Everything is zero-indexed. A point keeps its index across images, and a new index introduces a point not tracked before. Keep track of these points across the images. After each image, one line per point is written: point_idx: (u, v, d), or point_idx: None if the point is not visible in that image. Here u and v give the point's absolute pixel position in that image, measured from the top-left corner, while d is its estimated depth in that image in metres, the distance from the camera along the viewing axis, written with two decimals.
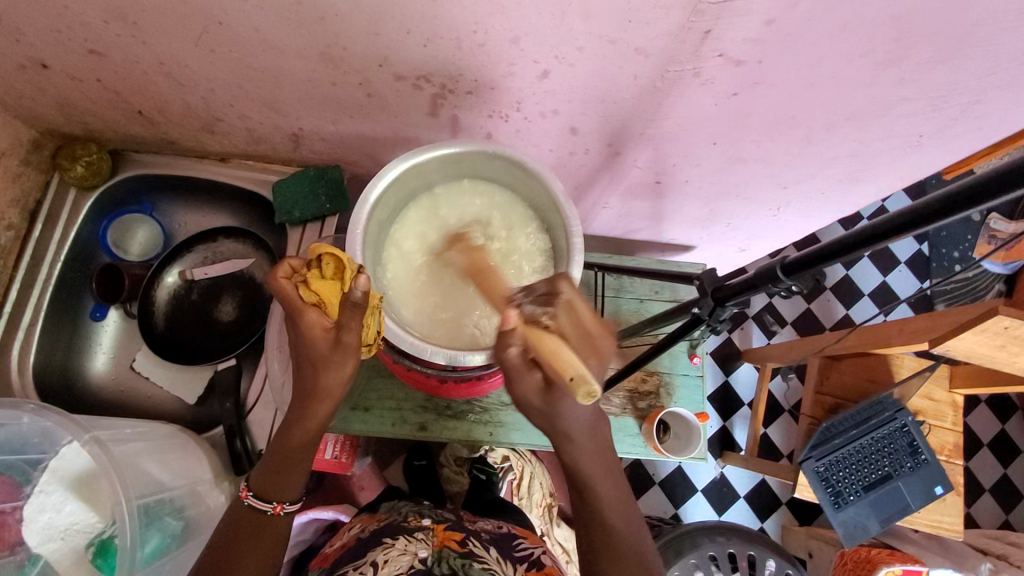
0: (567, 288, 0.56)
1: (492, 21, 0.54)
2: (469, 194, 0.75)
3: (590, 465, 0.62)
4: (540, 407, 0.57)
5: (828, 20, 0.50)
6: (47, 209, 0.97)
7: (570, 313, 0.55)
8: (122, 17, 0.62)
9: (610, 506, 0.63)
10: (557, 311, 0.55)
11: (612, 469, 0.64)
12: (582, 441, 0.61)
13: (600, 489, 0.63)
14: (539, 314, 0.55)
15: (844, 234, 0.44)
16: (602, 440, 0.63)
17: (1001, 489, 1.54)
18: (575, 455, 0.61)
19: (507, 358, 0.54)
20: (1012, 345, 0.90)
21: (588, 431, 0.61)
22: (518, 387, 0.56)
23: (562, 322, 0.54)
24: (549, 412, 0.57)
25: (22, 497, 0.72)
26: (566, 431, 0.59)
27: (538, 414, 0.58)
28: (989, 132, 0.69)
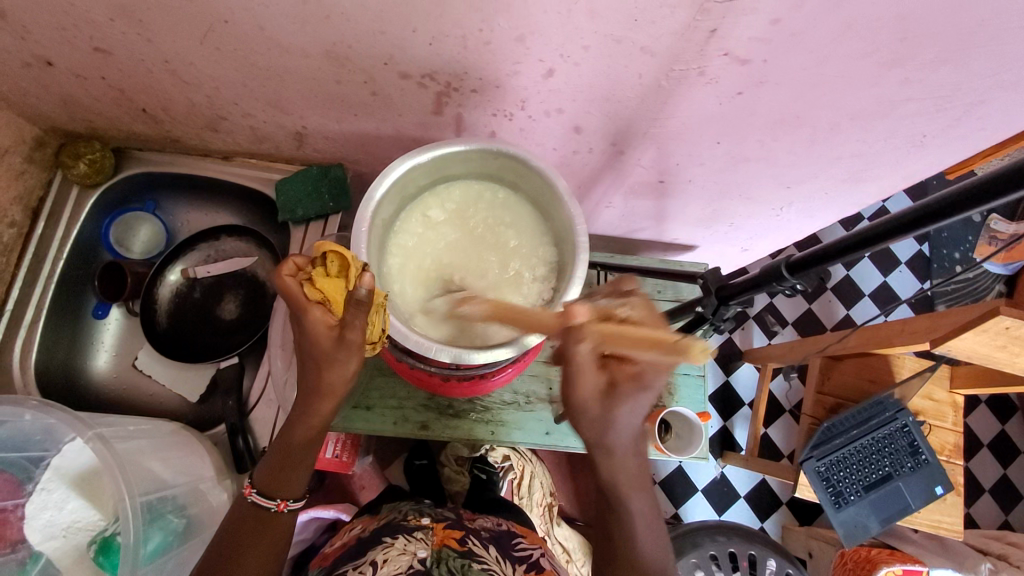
0: (635, 287, 0.58)
1: (498, 20, 0.54)
2: (473, 196, 0.75)
3: (624, 482, 0.62)
4: (595, 414, 0.59)
5: (835, 19, 0.50)
6: (49, 207, 0.97)
7: (644, 305, 0.56)
8: (128, 15, 0.62)
9: (642, 529, 0.63)
10: (631, 303, 0.56)
11: (647, 487, 0.64)
12: (622, 458, 0.62)
13: (630, 504, 0.63)
14: (613, 306, 0.56)
15: (849, 233, 0.44)
16: (643, 459, 0.63)
17: (1001, 489, 1.55)
18: (611, 469, 0.62)
19: (577, 355, 0.56)
20: (1013, 346, 0.91)
21: (630, 447, 0.62)
22: (581, 387, 0.58)
23: (639, 313, 0.55)
24: (604, 418, 0.59)
25: (24, 494, 0.72)
26: (610, 444, 0.60)
27: (592, 420, 0.60)
28: (993, 132, 0.69)
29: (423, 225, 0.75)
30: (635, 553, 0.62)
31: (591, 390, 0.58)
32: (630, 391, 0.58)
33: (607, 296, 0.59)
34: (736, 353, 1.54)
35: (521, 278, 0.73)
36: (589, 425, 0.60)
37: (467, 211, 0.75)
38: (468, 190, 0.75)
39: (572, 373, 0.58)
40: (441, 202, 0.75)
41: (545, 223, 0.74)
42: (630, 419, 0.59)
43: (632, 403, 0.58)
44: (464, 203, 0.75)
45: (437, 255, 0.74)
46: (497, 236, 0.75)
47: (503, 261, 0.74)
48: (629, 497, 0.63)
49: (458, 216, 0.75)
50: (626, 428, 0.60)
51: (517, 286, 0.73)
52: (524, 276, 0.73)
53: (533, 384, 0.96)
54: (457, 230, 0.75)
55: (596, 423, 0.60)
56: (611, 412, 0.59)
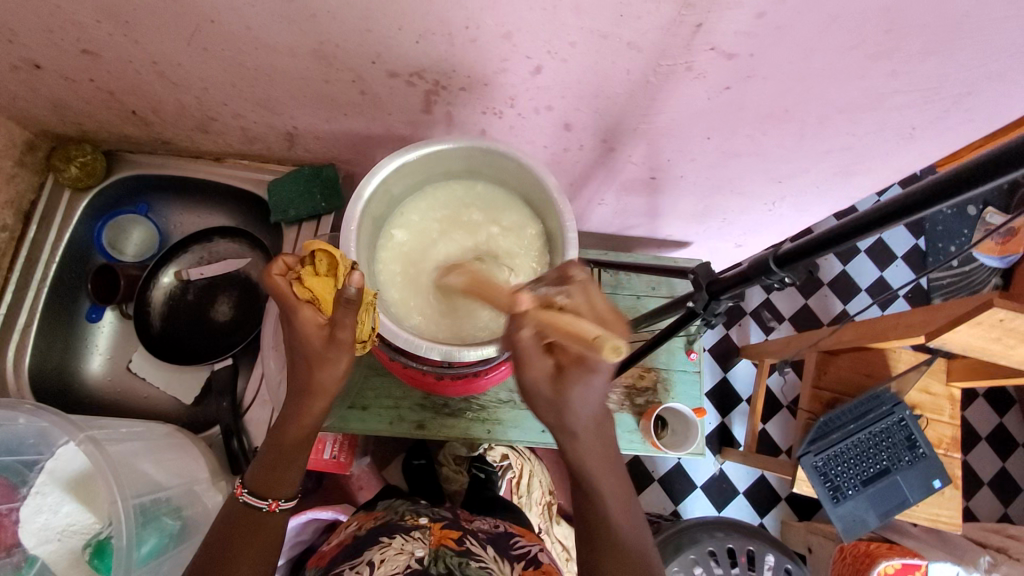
0: (580, 273, 0.55)
1: (483, 16, 0.54)
2: (446, 194, 0.75)
3: (592, 463, 0.62)
4: (549, 397, 0.57)
5: (821, 13, 0.50)
6: (41, 211, 0.96)
7: (585, 292, 0.52)
8: (114, 16, 0.62)
9: (615, 511, 0.63)
10: (571, 291, 0.52)
11: (616, 468, 0.64)
12: (587, 441, 0.61)
13: (602, 487, 0.63)
14: (553, 295, 0.53)
15: (836, 225, 0.44)
16: (607, 437, 0.63)
17: (1000, 482, 1.55)
18: (577, 451, 0.62)
19: (520, 339, 0.53)
20: (1007, 338, 0.91)
21: (593, 428, 0.61)
22: (530, 369, 0.56)
23: (576, 300, 0.51)
24: (558, 402, 0.57)
25: (19, 498, 0.71)
26: (573, 428, 0.59)
27: (547, 405, 0.58)
28: (983, 124, 0.69)
29: (400, 237, 0.74)
30: (615, 533, 0.62)
31: (538, 373, 0.56)
32: (578, 373, 0.55)
33: (548, 283, 0.56)
34: (734, 349, 1.53)
35: (513, 259, 0.73)
36: (546, 409, 0.59)
37: (443, 211, 0.75)
38: (440, 189, 0.75)
39: (522, 356, 0.55)
40: (417, 212, 0.75)
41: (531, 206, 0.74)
42: (584, 401, 0.57)
43: (586, 385, 0.56)
44: (438, 207, 0.75)
45: (423, 259, 0.73)
46: (482, 225, 0.75)
47: (494, 247, 0.74)
48: (598, 479, 0.62)
49: (436, 219, 0.75)
50: (584, 411, 0.58)
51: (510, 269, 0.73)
52: (518, 257, 0.74)
53: None
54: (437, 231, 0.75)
55: (552, 405, 0.58)
56: (564, 395, 0.57)
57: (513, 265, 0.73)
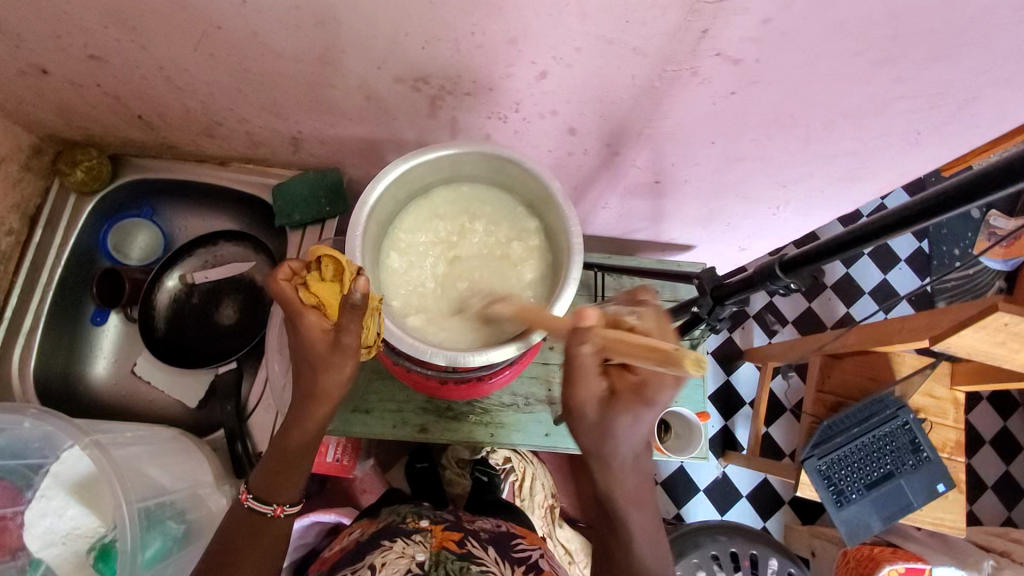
0: (648, 296, 0.59)
1: (489, 23, 0.54)
2: (437, 207, 0.75)
3: (623, 495, 0.62)
4: (595, 421, 0.59)
5: (827, 18, 0.50)
6: (47, 214, 0.97)
7: (656, 317, 0.55)
8: (122, 22, 0.62)
9: (640, 539, 0.63)
10: (642, 312, 0.56)
11: (646, 499, 0.64)
12: (622, 473, 0.61)
13: (629, 517, 0.62)
14: (622, 313, 0.56)
15: (844, 231, 0.44)
16: (642, 470, 0.63)
17: (1004, 486, 1.54)
18: (610, 484, 0.62)
19: (579, 356, 0.55)
20: (1013, 342, 0.91)
21: (630, 461, 0.61)
22: (580, 391, 0.58)
23: (648, 322, 0.55)
24: (602, 427, 0.59)
25: (24, 501, 0.71)
26: (608, 457, 0.60)
27: (590, 429, 0.60)
28: (988, 128, 0.69)
29: (397, 259, 0.73)
30: (634, 560, 0.62)
31: (587, 396, 0.58)
32: (630, 404, 0.57)
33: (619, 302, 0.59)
34: (737, 352, 1.53)
35: (517, 258, 0.74)
36: (586, 434, 0.61)
37: (437, 226, 0.75)
38: (430, 203, 0.75)
39: (577, 377, 0.58)
40: (412, 233, 0.74)
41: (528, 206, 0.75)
42: (630, 433, 0.59)
43: (634, 418, 0.58)
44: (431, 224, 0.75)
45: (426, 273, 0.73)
46: (480, 230, 0.75)
47: (497, 248, 0.74)
48: (627, 509, 0.62)
49: (431, 234, 0.75)
50: (626, 444, 0.60)
51: (515, 267, 0.74)
52: (524, 253, 0.74)
53: (532, 386, 0.96)
54: (434, 244, 0.74)
55: (595, 429, 0.60)
56: (609, 422, 0.58)
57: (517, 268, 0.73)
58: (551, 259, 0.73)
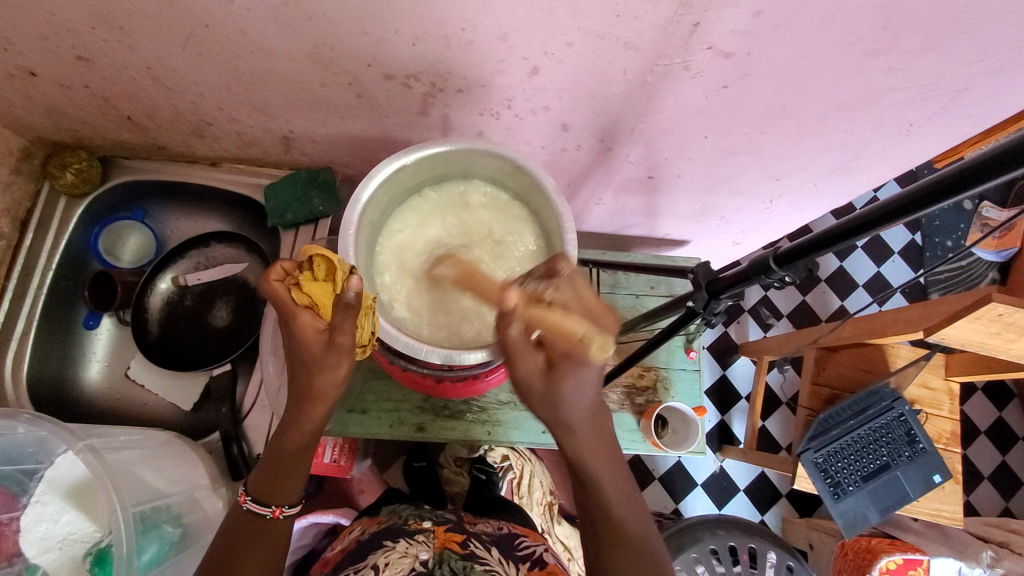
0: (567, 266, 0.55)
1: (480, 18, 0.54)
2: (426, 210, 0.75)
3: (591, 455, 0.62)
4: (541, 391, 0.59)
5: (817, 11, 0.50)
6: (37, 218, 0.96)
7: (575, 289, 0.53)
8: (109, 22, 0.62)
9: (618, 502, 0.62)
10: (559, 285, 0.53)
11: (614, 458, 0.64)
12: (583, 433, 0.62)
13: (600, 477, 0.62)
14: (541, 289, 0.53)
15: (835, 224, 0.44)
16: (605, 428, 0.64)
17: (1000, 475, 1.55)
18: (575, 444, 0.62)
19: (508, 336, 0.55)
20: (1007, 332, 0.91)
21: (589, 418, 0.62)
22: (520, 365, 0.57)
23: (566, 294, 0.53)
24: (551, 395, 0.59)
25: (20, 507, 0.70)
26: (567, 420, 0.60)
27: (540, 398, 0.60)
28: (980, 119, 0.69)
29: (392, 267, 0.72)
30: (617, 526, 0.61)
31: (530, 369, 0.58)
32: (568, 368, 0.57)
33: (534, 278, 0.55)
34: (733, 346, 1.54)
35: (512, 253, 0.74)
36: (541, 404, 0.60)
37: (426, 229, 0.74)
38: (418, 207, 0.75)
39: (512, 352, 0.57)
40: (404, 241, 0.74)
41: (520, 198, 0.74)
42: (577, 392, 0.59)
43: (578, 377, 0.58)
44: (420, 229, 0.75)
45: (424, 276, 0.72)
46: (474, 226, 0.75)
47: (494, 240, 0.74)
48: (598, 469, 0.62)
49: (424, 238, 0.74)
50: (580, 402, 0.60)
51: (511, 259, 0.74)
52: (520, 244, 0.74)
53: None
54: (428, 246, 0.74)
55: (545, 399, 0.60)
56: (556, 389, 0.58)
57: (511, 265, 0.73)
58: (545, 256, 0.73)
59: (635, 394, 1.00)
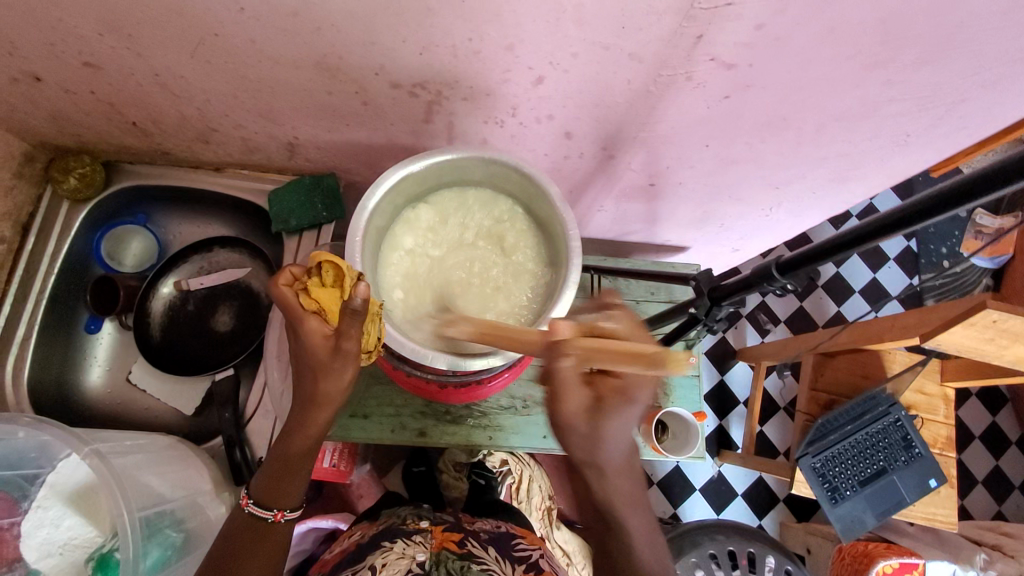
0: (617, 300, 0.58)
1: (487, 29, 0.55)
2: (422, 241, 0.75)
3: (617, 496, 0.62)
4: (584, 431, 0.58)
5: (818, 25, 0.51)
6: (39, 222, 0.96)
7: (629, 320, 0.56)
8: (118, 29, 0.62)
9: (638, 537, 0.62)
10: (613, 315, 0.56)
11: (641, 500, 0.63)
12: (613, 475, 0.61)
13: (626, 518, 0.62)
14: (597, 320, 0.56)
15: (835, 235, 0.45)
16: (634, 472, 0.63)
17: (994, 480, 1.57)
18: (604, 489, 0.61)
19: (558, 368, 0.55)
20: (1001, 338, 0.92)
21: (622, 462, 0.61)
22: (568, 401, 0.57)
23: (621, 325, 0.55)
24: (594, 434, 0.58)
25: (21, 512, 0.71)
26: (603, 461, 0.59)
27: (581, 438, 0.58)
28: (976, 130, 0.70)
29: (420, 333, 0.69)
30: (635, 563, 0.62)
31: (575, 405, 0.57)
32: (616, 405, 0.57)
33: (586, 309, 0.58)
34: (730, 352, 1.55)
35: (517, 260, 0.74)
36: (579, 445, 0.59)
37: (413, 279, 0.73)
38: (409, 243, 0.75)
39: (560, 386, 0.56)
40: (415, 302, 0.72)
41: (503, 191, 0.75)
42: (619, 435, 0.58)
43: (623, 417, 0.57)
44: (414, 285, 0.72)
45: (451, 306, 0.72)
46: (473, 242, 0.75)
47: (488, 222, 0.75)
48: (621, 510, 0.62)
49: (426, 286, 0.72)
50: (618, 445, 0.59)
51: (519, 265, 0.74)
52: (524, 243, 0.75)
53: (530, 389, 0.96)
54: (432, 285, 0.73)
55: (586, 439, 0.58)
56: (601, 428, 0.57)
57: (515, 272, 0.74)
58: (549, 264, 0.74)
59: None
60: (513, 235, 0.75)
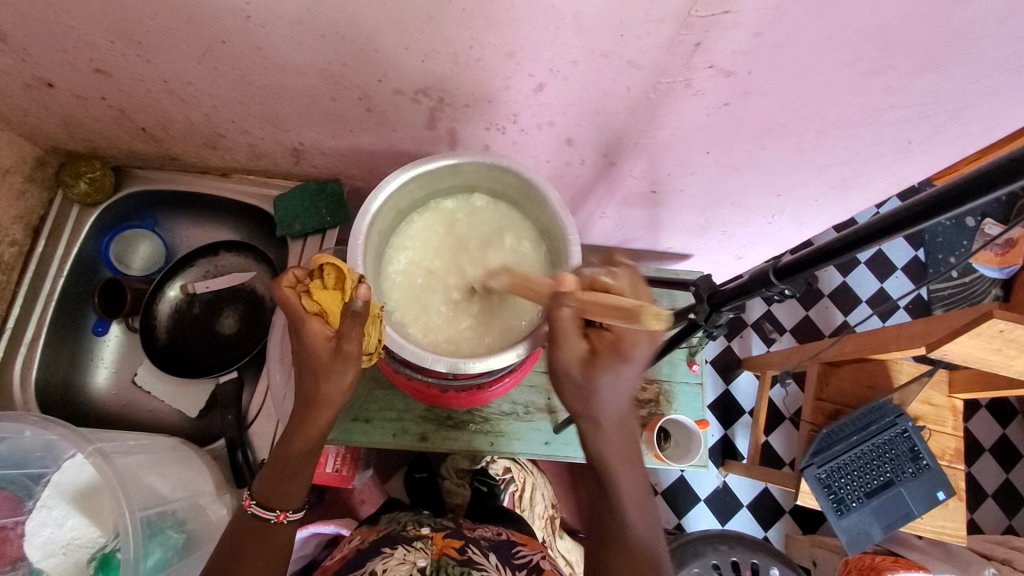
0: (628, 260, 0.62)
1: (487, 37, 0.56)
2: (424, 244, 0.76)
3: (614, 455, 0.62)
4: (577, 380, 0.60)
5: (816, 32, 0.52)
6: (50, 224, 0.98)
7: (630, 277, 0.59)
8: (128, 37, 0.64)
9: (627, 498, 0.62)
10: (617, 273, 0.60)
11: (635, 467, 0.63)
12: (609, 431, 0.62)
13: (620, 481, 0.62)
14: (599, 275, 0.60)
15: (837, 237, 0.44)
16: (632, 433, 0.63)
17: (1004, 494, 1.54)
18: (599, 442, 0.62)
19: (559, 317, 0.58)
20: (1008, 348, 0.91)
21: (620, 420, 0.62)
22: (565, 348, 0.60)
23: (622, 282, 0.59)
24: (586, 387, 0.60)
25: (24, 511, 0.71)
26: (597, 412, 0.61)
27: (575, 389, 0.61)
28: (978, 136, 0.70)
29: (504, 297, 0.73)
30: (625, 532, 0.60)
31: (570, 355, 0.60)
32: (610, 360, 0.59)
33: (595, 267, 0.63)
34: (735, 361, 1.54)
35: (517, 263, 0.75)
36: (574, 395, 0.61)
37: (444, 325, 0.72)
38: (411, 246, 0.76)
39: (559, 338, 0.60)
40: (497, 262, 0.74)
41: (499, 194, 0.76)
42: (614, 390, 0.60)
43: (615, 374, 0.59)
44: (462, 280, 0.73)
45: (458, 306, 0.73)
46: (474, 245, 0.76)
47: (442, 214, 0.76)
48: (618, 471, 0.62)
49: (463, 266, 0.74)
50: (615, 399, 0.61)
51: (518, 268, 0.75)
52: (524, 248, 0.75)
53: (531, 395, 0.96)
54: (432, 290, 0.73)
55: (580, 391, 0.60)
56: (593, 379, 0.59)
57: (515, 275, 0.75)
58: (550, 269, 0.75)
59: (637, 406, 1.01)
60: (506, 228, 0.76)
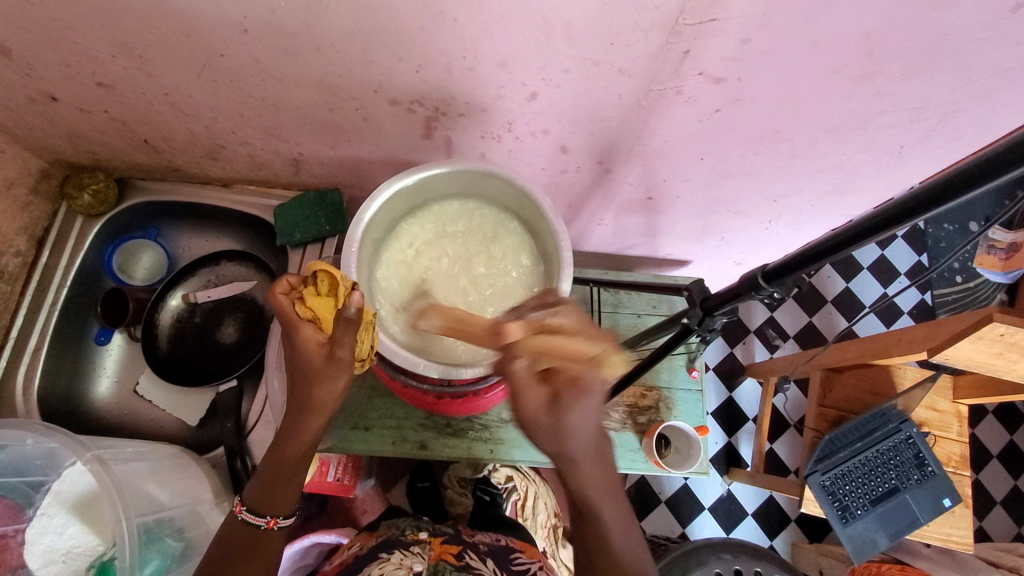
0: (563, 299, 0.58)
1: (480, 47, 0.57)
2: (417, 249, 0.76)
3: (594, 491, 0.64)
4: (548, 422, 0.61)
5: (805, 38, 0.52)
6: (53, 237, 0.99)
7: (576, 315, 0.56)
8: (129, 51, 0.65)
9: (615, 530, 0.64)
10: (558, 311, 0.56)
11: (618, 497, 0.66)
12: (585, 463, 0.64)
13: (602, 514, 0.64)
14: (544, 317, 0.56)
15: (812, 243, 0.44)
16: (607, 461, 0.65)
17: (1013, 501, 1.52)
18: (579, 478, 0.64)
19: (513, 369, 0.58)
20: (1010, 353, 0.90)
21: (591, 453, 0.63)
22: (525, 400, 0.60)
23: (568, 321, 0.56)
24: (556, 426, 0.61)
25: (25, 519, 0.72)
26: (572, 452, 0.62)
27: (547, 430, 0.62)
28: (971, 140, 0.70)
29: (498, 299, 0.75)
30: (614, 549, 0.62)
31: (534, 402, 0.60)
32: (574, 399, 0.59)
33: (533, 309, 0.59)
34: (738, 368, 1.53)
35: (510, 267, 0.76)
36: (546, 437, 0.62)
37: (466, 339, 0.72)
38: (405, 251, 0.76)
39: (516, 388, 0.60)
40: (513, 246, 0.77)
41: (490, 201, 0.77)
42: (582, 422, 0.61)
43: (580, 411, 0.60)
44: (479, 281, 0.75)
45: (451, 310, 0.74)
46: (466, 250, 0.77)
47: (435, 221, 0.77)
48: (597, 504, 0.64)
49: (472, 267, 0.76)
50: (583, 434, 0.62)
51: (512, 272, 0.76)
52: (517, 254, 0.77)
53: None
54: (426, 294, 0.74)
55: (551, 431, 0.61)
56: (563, 421, 0.60)
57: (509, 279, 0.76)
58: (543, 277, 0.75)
59: (637, 413, 1.00)
60: (499, 233, 0.77)
